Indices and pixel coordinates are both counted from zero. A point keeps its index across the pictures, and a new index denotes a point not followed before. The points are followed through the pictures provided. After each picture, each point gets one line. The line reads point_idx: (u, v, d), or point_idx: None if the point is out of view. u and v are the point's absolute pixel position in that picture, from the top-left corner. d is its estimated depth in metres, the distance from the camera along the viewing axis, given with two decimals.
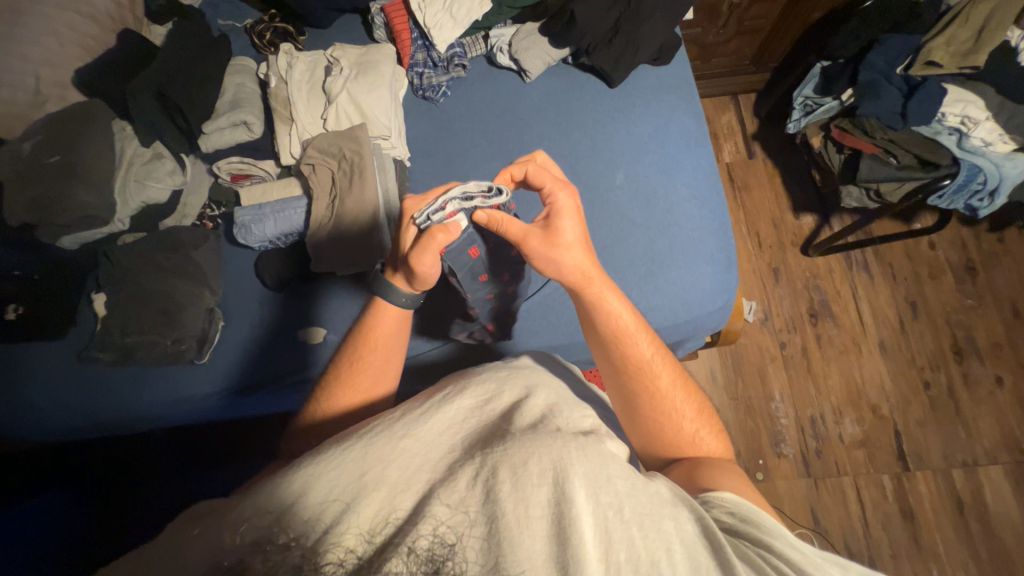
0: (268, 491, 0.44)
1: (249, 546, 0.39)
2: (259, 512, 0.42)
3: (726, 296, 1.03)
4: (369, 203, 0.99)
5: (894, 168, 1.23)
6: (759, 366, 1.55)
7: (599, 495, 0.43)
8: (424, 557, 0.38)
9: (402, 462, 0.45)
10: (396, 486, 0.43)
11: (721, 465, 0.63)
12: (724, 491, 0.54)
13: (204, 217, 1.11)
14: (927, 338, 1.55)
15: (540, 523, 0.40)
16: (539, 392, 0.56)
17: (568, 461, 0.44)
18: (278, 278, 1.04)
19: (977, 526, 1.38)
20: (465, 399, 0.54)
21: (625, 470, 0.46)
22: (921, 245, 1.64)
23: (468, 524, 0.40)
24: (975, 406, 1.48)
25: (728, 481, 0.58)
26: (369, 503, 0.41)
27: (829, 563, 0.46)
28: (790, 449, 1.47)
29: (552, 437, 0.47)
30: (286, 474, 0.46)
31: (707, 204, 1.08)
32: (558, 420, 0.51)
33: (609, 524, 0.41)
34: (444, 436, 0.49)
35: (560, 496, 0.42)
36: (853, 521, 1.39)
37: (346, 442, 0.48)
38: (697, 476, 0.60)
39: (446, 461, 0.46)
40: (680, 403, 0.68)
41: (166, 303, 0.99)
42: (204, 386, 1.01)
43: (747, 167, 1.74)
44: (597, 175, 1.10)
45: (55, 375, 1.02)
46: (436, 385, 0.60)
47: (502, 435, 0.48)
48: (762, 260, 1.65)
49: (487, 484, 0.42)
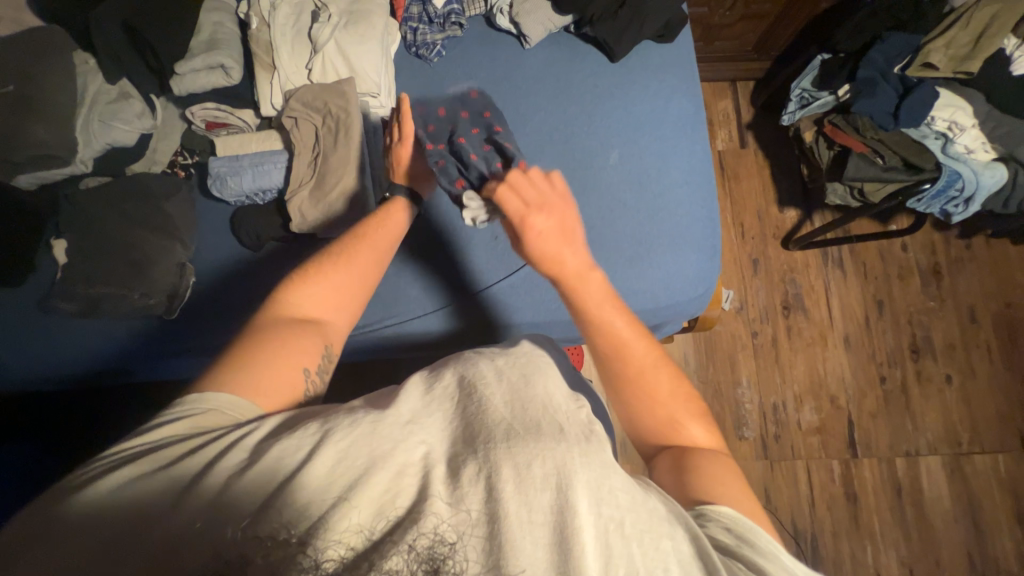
0: (269, 466, 0.47)
1: (256, 540, 0.42)
2: (263, 496, 0.45)
3: (707, 284, 1.05)
4: (354, 164, 0.95)
5: (880, 169, 1.24)
6: (730, 352, 1.60)
7: (601, 507, 0.45)
8: (424, 556, 0.41)
9: (408, 447, 0.47)
10: (399, 473, 0.46)
11: (714, 457, 0.64)
12: (720, 506, 0.56)
13: (175, 165, 1.05)
14: (889, 335, 1.63)
15: (542, 528, 0.43)
16: (536, 381, 0.56)
17: (570, 468, 0.46)
18: (255, 236, 1.00)
19: (912, 509, 1.49)
20: (468, 382, 0.54)
21: (625, 478, 0.49)
22: (894, 245, 1.69)
23: (471, 522, 0.43)
24: (924, 401, 1.58)
25: (725, 486, 0.59)
26: (375, 484, 0.44)
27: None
28: (750, 432, 1.54)
29: (557, 438, 0.48)
30: (285, 446, 0.48)
31: (697, 190, 1.08)
32: (561, 411, 0.53)
33: (609, 536, 0.44)
34: (448, 425, 0.51)
35: (562, 503, 0.44)
36: (801, 499, 1.49)
37: (349, 419, 0.50)
38: (688, 479, 0.61)
39: (451, 448, 0.48)
40: (665, 397, 0.68)
41: (133, 255, 0.94)
42: (176, 342, 0.99)
43: (739, 156, 1.74)
44: (591, 152, 1.08)
45: (16, 321, 0.98)
46: (434, 364, 0.60)
47: (504, 427, 0.49)
48: (744, 251, 1.68)
49: (490, 482, 0.44)
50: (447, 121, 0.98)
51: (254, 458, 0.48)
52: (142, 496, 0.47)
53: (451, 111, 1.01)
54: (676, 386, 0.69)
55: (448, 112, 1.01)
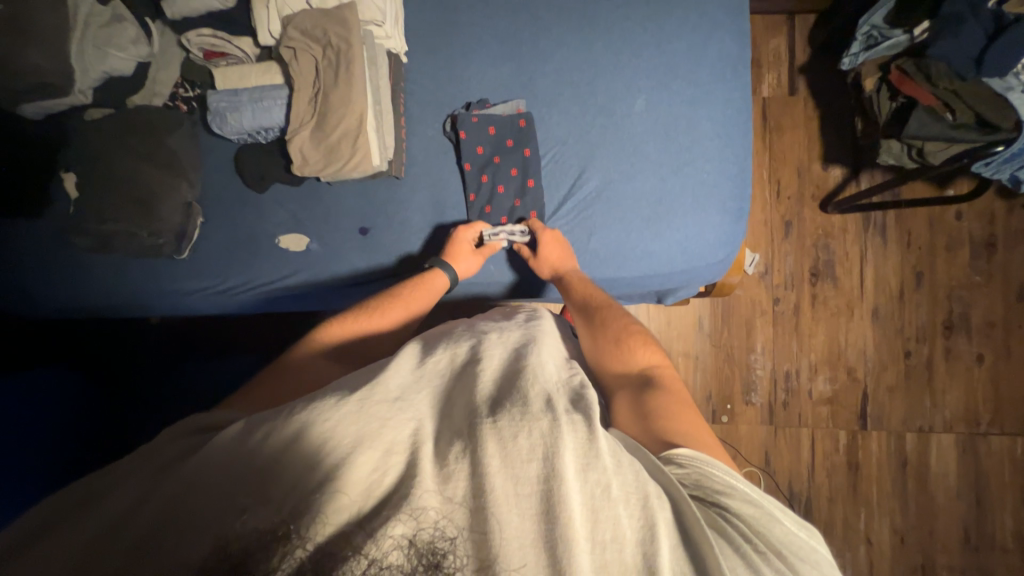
0: (260, 446, 0.48)
1: (256, 534, 0.40)
2: (250, 478, 0.45)
3: (727, 250, 0.98)
4: (356, 104, 0.88)
5: (946, 126, 1.09)
6: (748, 318, 1.54)
7: (587, 472, 0.46)
8: (423, 551, 0.39)
9: (396, 426, 0.49)
10: (388, 452, 0.46)
11: (674, 401, 0.66)
12: (678, 449, 0.56)
13: (177, 98, 1.01)
14: (923, 309, 1.53)
15: (529, 499, 0.44)
16: (525, 355, 0.61)
17: (557, 437, 0.47)
18: (259, 177, 0.97)
19: (914, 482, 1.49)
20: (458, 365, 0.60)
21: (611, 443, 0.50)
22: (947, 213, 1.54)
23: (460, 498, 0.44)
24: (947, 378, 1.52)
25: (686, 431, 0.60)
26: (364, 463, 0.45)
27: (785, 514, 0.51)
28: (758, 399, 1.53)
29: (542, 409, 0.50)
30: (273, 422, 0.50)
31: (730, 144, 0.98)
32: (543, 382, 0.56)
33: (597, 501, 0.45)
34: (433, 406, 0.54)
35: (549, 472, 0.45)
36: (801, 464, 1.50)
37: (337, 398, 0.51)
38: (653, 425, 0.61)
39: (437, 426, 0.51)
40: (609, 331, 0.80)
41: (140, 192, 0.92)
42: (188, 280, 1.01)
43: (785, 105, 1.56)
44: (616, 97, 0.97)
45: (38, 255, 0.98)
46: (425, 345, 0.66)
47: (492, 405, 0.52)
48: (777, 211, 1.56)
49: (474, 457, 0.46)
50: (494, 160, 0.98)
51: (247, 434, 0.50)
52: (143, 490, 0.47)
53: (504, 142, 0.97)
54: (615, 321, 0.82)
55: (500, 142, 0.97)
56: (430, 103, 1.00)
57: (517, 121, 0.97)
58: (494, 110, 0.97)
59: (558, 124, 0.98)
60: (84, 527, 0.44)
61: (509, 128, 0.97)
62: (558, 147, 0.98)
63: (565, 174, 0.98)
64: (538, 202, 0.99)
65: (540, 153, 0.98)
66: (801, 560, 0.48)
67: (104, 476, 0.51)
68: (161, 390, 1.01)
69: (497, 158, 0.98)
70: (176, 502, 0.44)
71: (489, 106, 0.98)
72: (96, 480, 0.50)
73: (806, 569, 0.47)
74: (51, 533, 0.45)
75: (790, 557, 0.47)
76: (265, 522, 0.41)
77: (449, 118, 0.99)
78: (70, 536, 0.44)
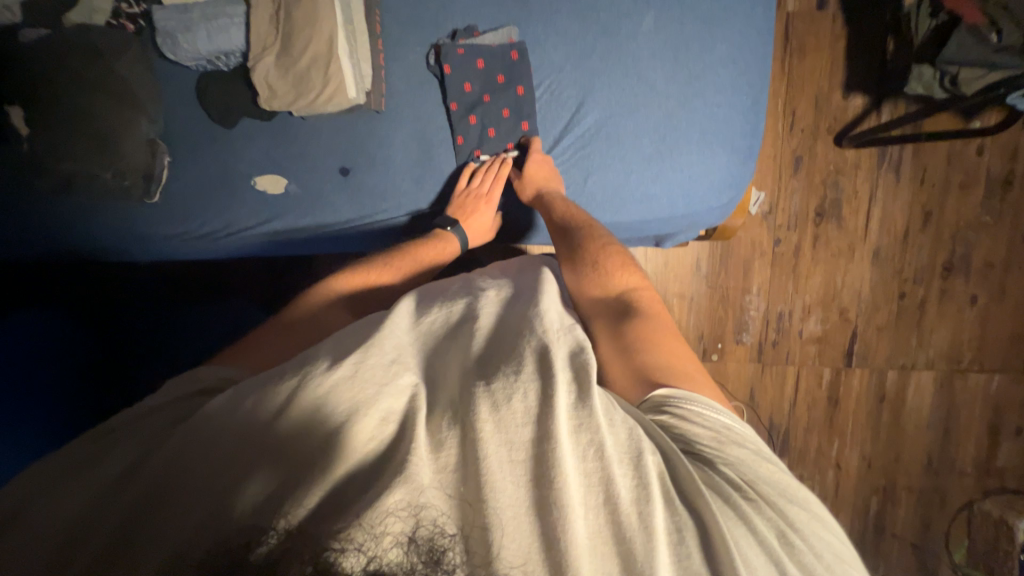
0: (251, 414, 0.48)
1: (245, 520, 0.40)
2: (239, 446, 0.45)
3: (731, 193, 0.94)
4: (324, 24, 0.78)
5: (989, 49, 0.99)
6: (746, 259, 1.52)
7: (580, 434, 0.46)
8: (423, 548, 0.38)
9: (392, 391, 0.48)
10: (383, 419, 0.47)
11: (653, 328, 0.66)
12: (656, 390, 0.56)
13: (122, 15, 0.86)
14: (925, 251, 1.50)
15: (522, 465, 0.44)
16: (518, 313, 0.61)
17: (550, 400, 0.47)
18: (226, 111, 0.88)
19: (888, 415, 1.57)
20: (452, 324, 0.61)
21: (605, 401, 0.50)
22: (967, 148, 1.46)
23: (452, 466, 0.45)
24: (937, 319, 1.53)
25: (667, 361, 0.61)
26: (359, 432, 0.45)
27: (767, 458, 0.52)
28: (749, 338, 1.55)
29: (534, 372, 0.50)
30: (264, 390, 0.50)
31: (744, 72, 0.88)
32: (538, 336, 0.55)
33: (588, 460, 0.45)
34: (428, 368, 0.53)
35: (541, 434, 0.45)
36: (784, 399, 1.57)
37: (328, 362, 0.51)
38: (634, 362, 0.60)
39: (432, 389, 0.51)
40: (586, 255, 0.77)
41: (94, 127, 0.82)
42: (167, 225, 0.95)
43: (811, 21, 1.40)
44: (621, 15, 0.86)
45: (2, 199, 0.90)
46: (419, 299, 0.65)
47: (486, 367, 0.52)
48: (788, 146, 1.47)
49: (467, 427, 0.46)
50: (484, 98, 0.89)
51: (235, 403, 0.50)
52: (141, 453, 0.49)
53: (495, 77, 0.88)
54: (590, 243, 0.79)
55: (492, 76, 0.88)
56: (409, 20, 0.87)
57: (509, 52, 0.87)
58: (482, 40, 0.87)
59: (555, 48, 0.87)
60: (83, 487, 0.46)
61: (500, 61, 0.87)
62: (554, 75, 0.88)
63: (562, 107, 0.89)
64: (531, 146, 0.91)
65: (534, 89, 0.89)
66: (791, 503, 0.49)
67: (105, 437, 0.53)
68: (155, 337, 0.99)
69: (488, 95, 0.88)
70: (169, 470, 0.45)
71: (478, 35, 0.87)
72: (98, 440, 0.53)
73: (796, 511, 0.48)
74: (54, 490, 0.47)
75: (780, 502, 0.48)
76: (254, 498, 0.41)
77: (432, 51, 0.88)
78: (69, 495, 0.46)
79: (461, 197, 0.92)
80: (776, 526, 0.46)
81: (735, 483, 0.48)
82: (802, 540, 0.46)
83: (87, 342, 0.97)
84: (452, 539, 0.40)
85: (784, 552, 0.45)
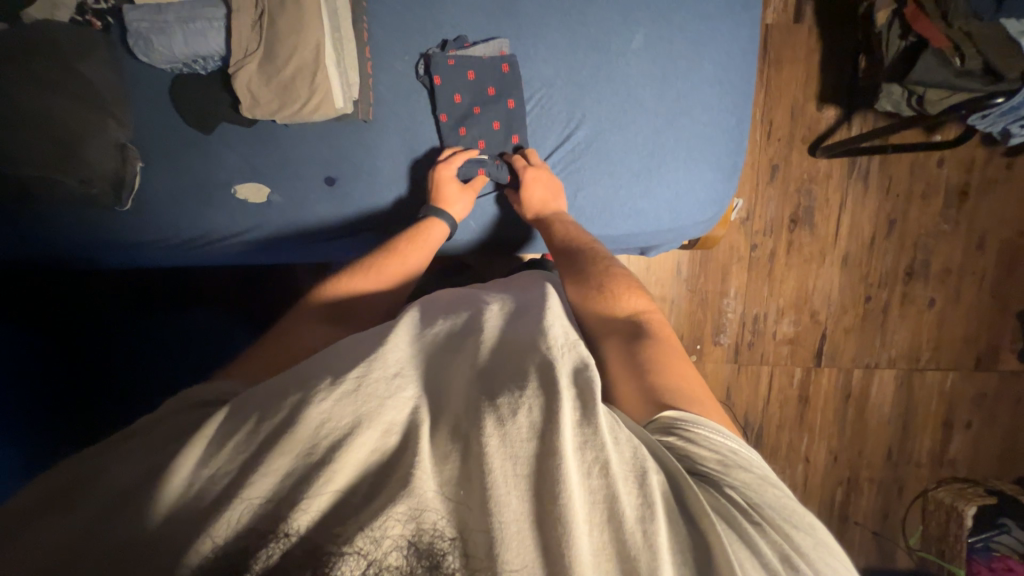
0: (253, 435, 0.45)
1: (251, 533, 0.40)
2: (242, 465, 0.43)
3: (715, 209, 0.98)
4: (310, 31, 0.75)
5: (952, 74, 1.04)
6: (725, 264, 1.56)
7: (586, 451, 0.46)
8: (423, 552, 0.41)
9: (395, 404, 0.47)
10: (385, 432, 0.45)
11: (665, 349, 0.67)
12: (663, 411, 0.57)
13: (87, 10, 0.80)
14: (889, 256, 1.58)
15: (524, 479, 0.44)
16: (525, 326, 0.60)
17: (555, 414, 0.46)
18: (203, 119, 0.85)
19: (853, 412, 1.65)
20: (456, 335, 0.60)
21: (610, 420, 0.50)
22: (929, 160, 1.54)
23: (455, 481, 0.44)
24: (900, 321, 1.62)
25: (679, 385, 0.61)
26: (362, 444, 0.44)
27: (768, 483, 0.53)
28: (726, 339, 1.60)
29: (539, 388, 0.49)
30: (266, 408, 0.47)
31: (729, 91, 0.92)
32: (544, 351, 0.54)
33: (593, 477, 0.45)
34: (431, 380, 0.52)
35: (546, 450, 0.44)
36: (758, 398, 1.63)
37: (333, 375, 0.48)
38: (650, 381, 0.61)
39: (437, 402, 0.50)
40: (591, 276, 0.78)
41: (54, 128, 0.76)
42: (137, 232, 0.90)
43: (788, 34, 1.44)
44: (611, 30, 0.87)
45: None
46: (422, 311, 0.65)
47: (491, 382, 0.51)
48: (765, 154, 1.51)
49: (471, 441, 0.46)
50: (473, 110, 0.89)
51: (246, 415, 0.47)
52: (138, 471, 0.44)
53: (485, 88, 0.88)
54: (594, 265, 0.80)
55: (481, 89, 0.88)
56: (397, 27, 0.85)
57: (500, 65, 0.87)
58: (473, 51, 0.86)
59: (545, 62, 0.88)
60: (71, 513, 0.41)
61: (491, 73, 0.87)
62: (544, 90, 0.89)
63: (553, 123, 0.90)
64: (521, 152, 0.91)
65: (523, 106, 0.90)
66: (796, 528, 0.49)
67: (93, 454, 0.47)
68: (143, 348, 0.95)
69: (478, 108, 0.89)
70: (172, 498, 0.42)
71: (468, 46, 0.86)
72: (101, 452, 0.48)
73: (801, 537, 0.48)
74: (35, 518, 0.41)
75: (785, 526, 0.49)
76: (246, 516, 0.40)
77: (421, 60, 0.87)
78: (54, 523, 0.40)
79: (444, 176, 0.88)
80: (781, 550, 0.46)
81: (738, 504, 0.49)
82: (807, 566, 0.46)
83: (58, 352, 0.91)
84: (452, 543, 0.42)
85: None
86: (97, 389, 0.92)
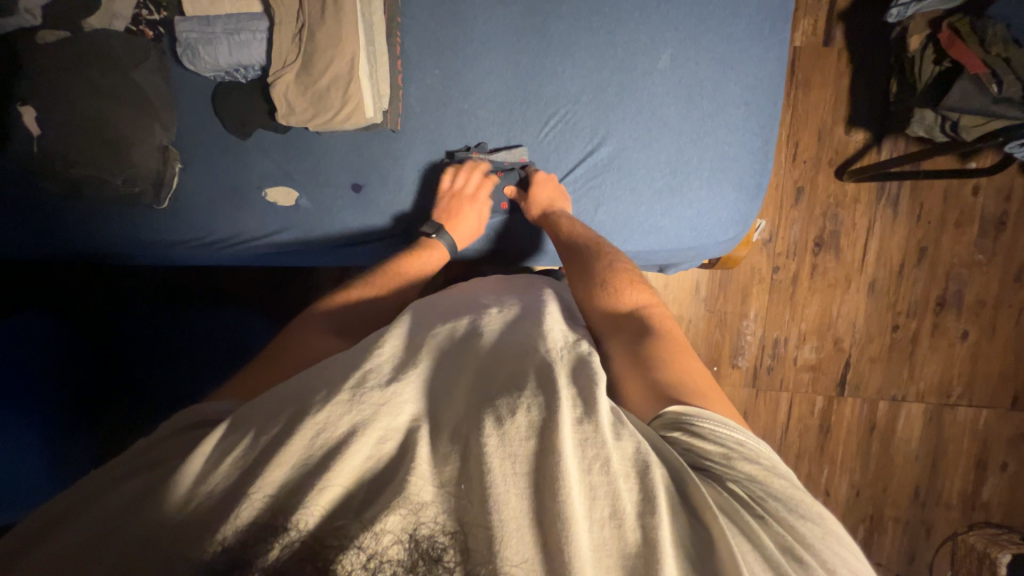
0: (252, 450, 0.45)
1: (259, 527, 0.41)
2: (242, 478, 0.43)
3: (737, 229, 0.97)
4: (346, 46, 0.78)
5: (989, 101, 1.04)
6: (745, 285, 1.53)
7: (585, 449, 0.45)
8: (423, 547, 0.42)
9: (391, 410, 0.47)
10: (381, 440, 0.45)
11: (667, 342, 0.66)
12: (666, 407, 0.55)
13: (139, 22, 0.85)
14: (919, 285, 1.53)
15: (524, 479, 0.43)
16: (525, 329, 0.60)
17: (554, 413, 0.46)
18: (240, 125, 0.89)
19: (877, 446, 1.58)
20: (452, 338, 0.60)
21: (612, 416, 0.49)
22: (963, 187, 1.50)
23: (456, 480, 0.44)
24: (930, 352, 1.56)
25: (680, 375, 0.60)
26: (354, 454, 0.43)
27: (778, 470, 0.51)
28: (744, 362, 1.56)
29: (539, 390, 0.49)
30: (265, 422, 0.47)
31: (755, 114, 0.92)
32: (543, 353, 0.55)
33: (593, 476, 0.44)
34: (429, 381, 0.52)
35: (546, 451, 0.44)
36: (776, 425, 1.58)
37: (326, 395, 0.47)
38: (653, 375, 0.60)
39: (435, 406, 0.49)
40: (596, 274, 0.78)
41: (107, 133, 0.81)
42: (171, 236, 0.94)
43: (818, 55, 1.43)
44: (637, 50, 0.88)
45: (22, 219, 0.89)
46: (416, 315, 0.65)
47: (491, 385, 0.51)
48: (791, 175, 1.49)
49: (472, 441, 0.45)
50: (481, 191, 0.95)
51: (242, 432, 0.47)
52: (140, 482, 0.45)
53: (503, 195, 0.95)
54: (600, 262, 0.80)
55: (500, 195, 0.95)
56: (427, 43, 0.88)
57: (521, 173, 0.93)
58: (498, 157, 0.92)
59: (571, 79, 0.90)
60: (77, 526, 0.42)
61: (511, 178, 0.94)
62: (570, 106, 0.90)
63: (577, 138, 0.92)
64: (548, 164, 0.93)
65: (545, 124, 0.92)
66: (803, 518, 0.47)
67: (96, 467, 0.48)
68: (167, 343, 0.98)
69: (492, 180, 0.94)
70: (178, 506, 0.43)
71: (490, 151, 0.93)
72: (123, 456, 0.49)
73: (806, 527, 0.46)
74: (56, 525, 0.43)
75: (789, 517, 0.47)
76: (254, 513, 0.41)
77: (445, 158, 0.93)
78: (72, 528, 0.42)
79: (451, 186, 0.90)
80: (783, 543, 0.45)
81: (738, 496, 0.48)
82: (812, 557, 0.45)
83: (86, 349, 0.93)
84: (451, 537, 0.42)
85: (794, 568, 0.44)
86: (123, 387, 0.94)
